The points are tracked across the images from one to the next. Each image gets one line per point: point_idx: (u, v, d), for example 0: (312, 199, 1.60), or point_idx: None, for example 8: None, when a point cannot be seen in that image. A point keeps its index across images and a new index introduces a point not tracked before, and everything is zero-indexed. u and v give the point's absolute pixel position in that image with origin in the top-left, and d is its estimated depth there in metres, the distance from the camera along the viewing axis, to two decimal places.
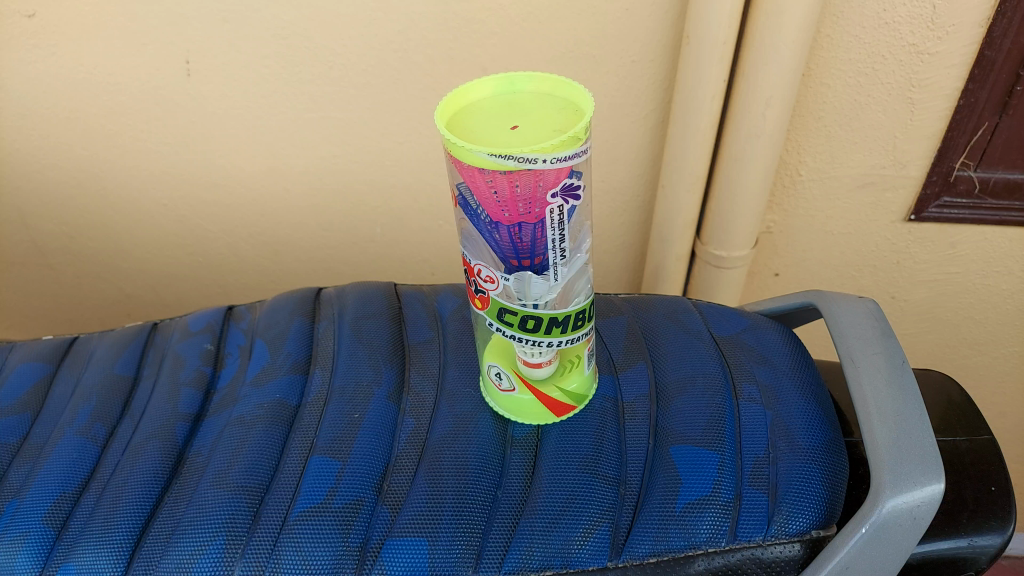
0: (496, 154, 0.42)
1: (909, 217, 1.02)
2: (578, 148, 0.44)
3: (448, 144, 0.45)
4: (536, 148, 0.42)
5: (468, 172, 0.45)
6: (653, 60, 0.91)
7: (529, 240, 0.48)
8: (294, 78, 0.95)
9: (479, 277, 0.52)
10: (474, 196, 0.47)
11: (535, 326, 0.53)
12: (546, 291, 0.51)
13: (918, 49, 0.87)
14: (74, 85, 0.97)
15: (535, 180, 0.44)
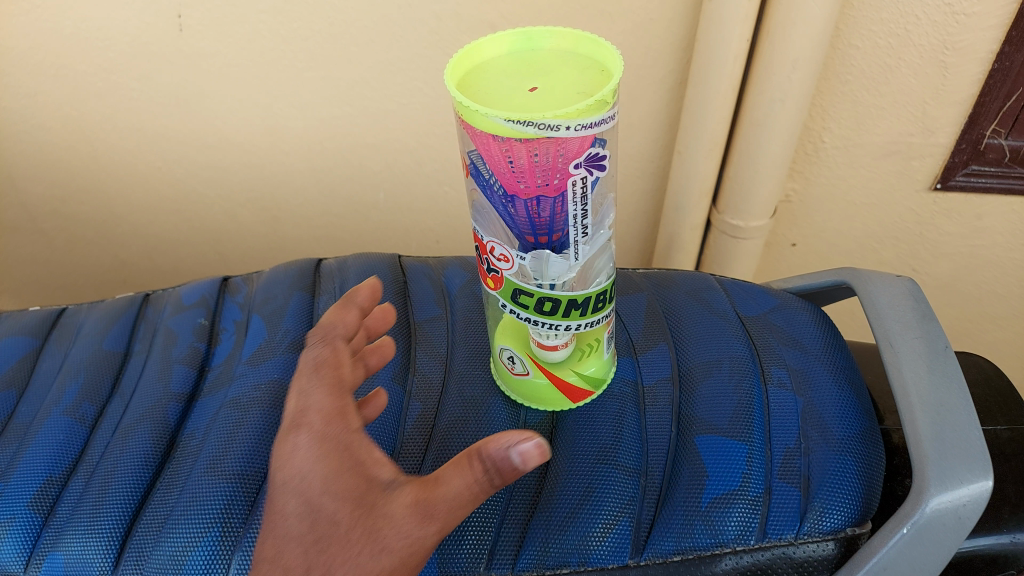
0: (514, 120, 0.39)
1: (935, 186, 0.97)
2: (604, 114, 0.40)
3: (459, 108, 0.41)
4: (559, 113, 0.39)
5: (482, 140, 0.41)
6: (672, 18, 0.86)
7: (547, 215, 0.45)
8: (292, 35, 0.90)
9: (492, 255, 0.48)
10: (488, 166, 0.43)
11: (553, 308, 0.49)
12: (565, 271, 0.48)
13: (954, 9, 0.82)
14: (61, 40, 0.92)
15: (556, 148, 0.41)
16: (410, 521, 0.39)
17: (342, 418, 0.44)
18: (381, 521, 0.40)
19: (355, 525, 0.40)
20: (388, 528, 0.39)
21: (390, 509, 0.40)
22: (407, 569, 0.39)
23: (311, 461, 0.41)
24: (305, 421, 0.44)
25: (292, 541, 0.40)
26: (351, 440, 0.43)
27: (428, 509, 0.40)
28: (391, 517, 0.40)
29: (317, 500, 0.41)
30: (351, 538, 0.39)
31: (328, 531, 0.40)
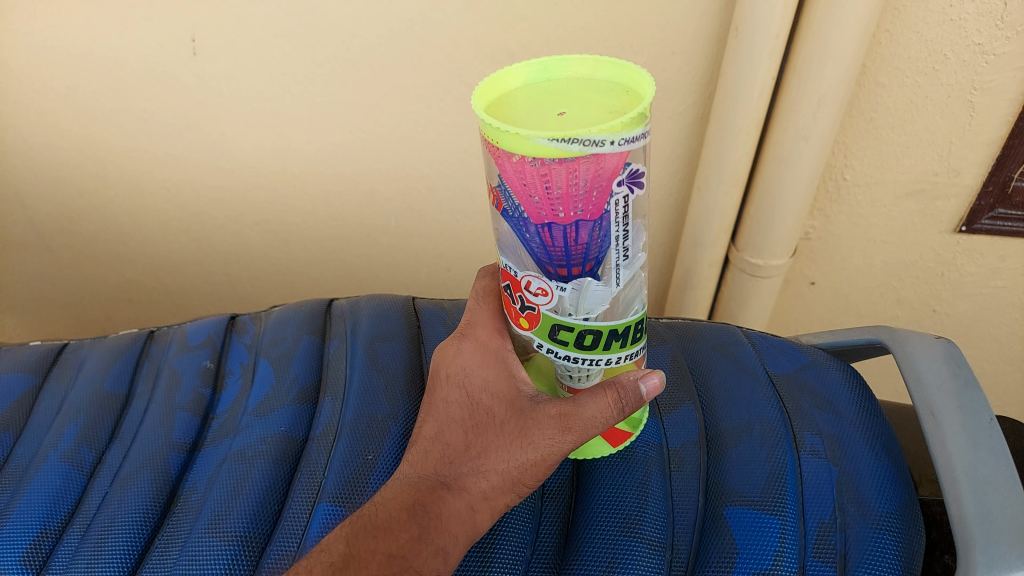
0: (559, 138, 0.37)
1: (959, 228, 0.95)
2: (643, 128, 0.39)
3: (489, 132, 0.39)
4: (603, 127, 0.37)
5: (514, 168, 0.39)
6: (694, 52, 0.84)
7: (586, 241, 0.42)
8: (307, 59, 0.89)
9: (528, 292, 0.47)
10: (519, 196, 0.41)
11: (594, 340, 0.48)
12: (606, 300, 0.46)
13: (983, 48, 0.80)
14: (72, 60, 0.91)
15: (596, 169, 0.39)
16: (552, 426, 0.50)
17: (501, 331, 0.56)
18: (529, 421, 0.50)
19: (506, 419, 0.51)
20: (533, 428, 0.50)
21: (536, 414, 0.50)
22: (546, 461, 0.50)
23: (476, 362, 0.54)
24: (473, 332, 0.56)
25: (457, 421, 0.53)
26: (507, 353, 0.54)
27: (567, 422, 0.49)
28: (538, 423, 0.50)
29: (478, 395, 0.53)
30: (502, 429, 0.51)
31: (484, 419, 0.52)
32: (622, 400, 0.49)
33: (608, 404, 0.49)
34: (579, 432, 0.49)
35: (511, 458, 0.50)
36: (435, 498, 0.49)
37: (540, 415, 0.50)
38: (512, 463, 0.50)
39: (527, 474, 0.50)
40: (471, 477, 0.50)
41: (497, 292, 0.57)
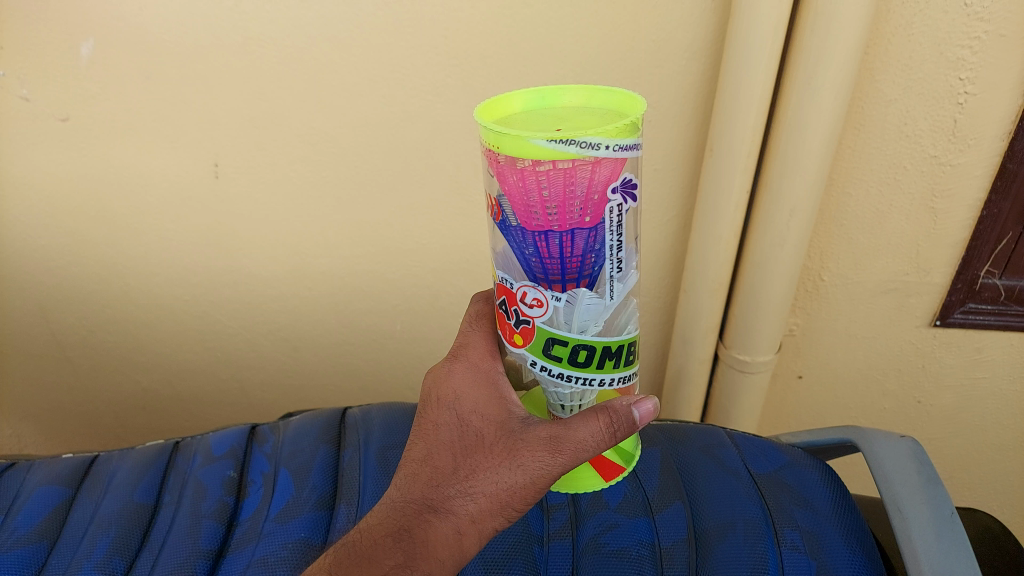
0: (558, 140, 0.45)
1: (934, 322, 1.01)
2: (632, 139, 0.48)
3: (496, 142, 0.48)
4: (598, 132, 0.46)
5: (520, 173, 0.48)
6: (675, 168, 0.92)
7: (580, 249, 0.51)
8: (320, 181, 0.96)
9: (526, 305, 0.55)
10: (522, 204, 0.49)
11: (588, 356, 0.56)
12: (600, 315, 0.55)
13: (940, 161, 0.88)
14: (105, 185, 0.99)
15: (592, 174, 0.47)
16: (543, 449, 0.56)
17: (495, 359, 0.62)
18: (519, 444, 0.56)
19: (497, 442, 0.57)
20: (523, 451, 0.56)
21: (527, 437, 0.56)
22: (533, 482, 0.56)
23: (467, 385, 0.61)
24: (465, 355, 0.63)
25: (448, 444, 0.58)
26: (497, 375, 0.61)
27: (558, 443, 0.55)
28: (527, 445, 0.56)
29: (470, 420, 0.59)
30: (492, 452, 0.57)
31: (475, 442, 0.58)
32: (614, 424, 0.55)
33: (600, 427, 0.55)
34: (571, 455, 0.55)
35: (498, 479, 0.56)
36: (423, 521, 0.55)
37: (531, 438, 0.56)
38: (499, 484, 0.56)
39: (513, 495, 0.56)
40: (458, 499, 0.56)
41: (486, 319, 0.66)
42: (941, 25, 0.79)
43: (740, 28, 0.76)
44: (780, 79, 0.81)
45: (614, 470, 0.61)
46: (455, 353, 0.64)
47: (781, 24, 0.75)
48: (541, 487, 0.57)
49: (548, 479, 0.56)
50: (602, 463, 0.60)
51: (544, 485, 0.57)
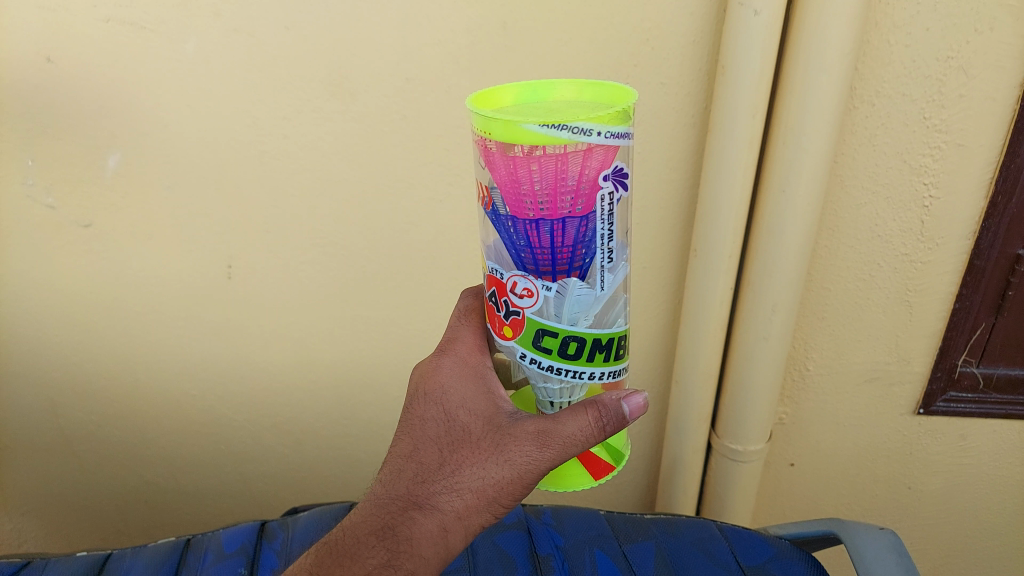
0: (550, 125, 0.49)
1: (918, 409, 1.05)
2: (621, 127, 0.51)
3: (490, 130, 0.51)
4: (589, 119, 0.49)
5: (514, 159, 0.51)
6: (663, 266, 0.97)
7: (572, 237, 0.54)
8: (328, 280, 1.02)
9: (516, 295, 0.57)
10: (513, 192, 0.53)
11: (578, 349, 0.58)
12: (591, 307, 0.57)
13: (911, 258, 0.93)
14: (121, 285, 1.04)
15: (585, 160, 0.51)
16: (530, 443, 0.59)
17: (483, 355, 0.66)
18: (507, 439, 0.60)
19: (485, 437, 0.60)
20: (509, 446, 0.59)
21: (515, 432, 0.60)
22: (519, 476, 0.59)
23: (455, 380, 0.64)
24: (454, 350, 0.67)
25: (435, 440, 0.61)
26: (485, 370, 0.65)
27: (546, 438, 0.58)
28: (515, 440, 0.59)
29: (458, 416, 0.62)
30: (479, 448, 0.60)
31: (462, 437, 0.61)
32: (603, 418, 0.58)
33: (589, 421, 0.58)
34: (559, 449, 0.58)
35: (484, 475, 0.59)
36: (407, 519, 0.58)
37: (519, 434, 0.59)
38: (485, 479, 0.59)
39: (499, 490, 0.59)
40: (445, 495, 0.59)
41: (474, 317, 0.70)
42: (903, 136, 0.86)
43: (717, 142, 0.83)
44: (756, 186, 0.88)
45: (603, 469, 0.65)
46: (443, 348, 0.67)
47: (755, 139, 0.82)
48: (526, 482, 0.59)
49: (534, 474, 0.59)
50: (591, 459, 0.65)
51: (529, 480, 0.59)
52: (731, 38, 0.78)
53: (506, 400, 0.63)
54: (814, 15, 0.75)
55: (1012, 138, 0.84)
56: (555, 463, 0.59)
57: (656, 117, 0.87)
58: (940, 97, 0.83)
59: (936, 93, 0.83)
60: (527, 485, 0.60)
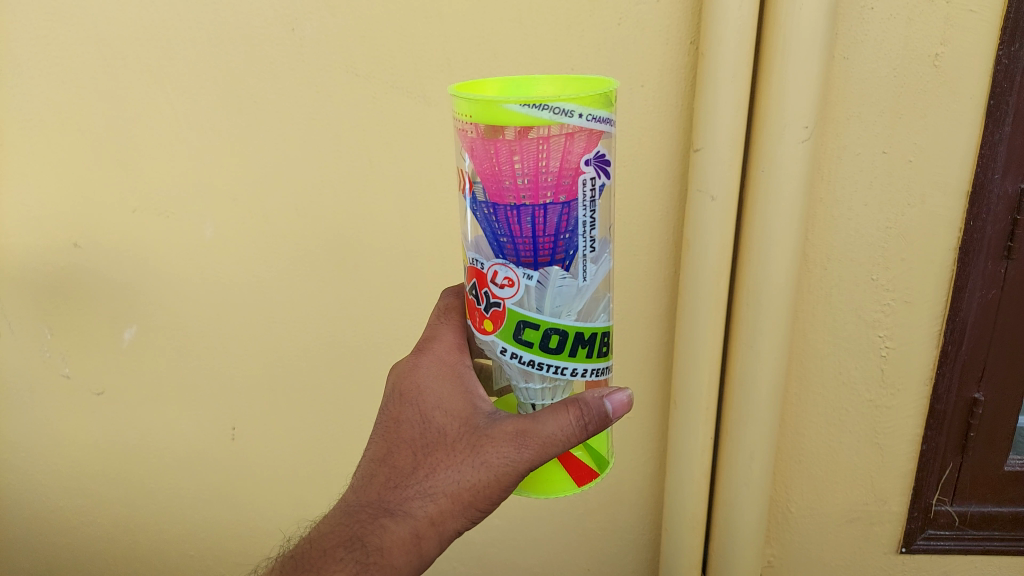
0: (531, 104, 0.52)
1: (900, 548, 1.08)
2: (603, 110, 0.54)
3: (473, 113, 0.54)
4: (569, 100, 0.53)
5: (495, 142, 0.54)
6: (646, 416, 1.03)
7: (554, 222, 0.56)
8: (327, 438, 1.06)
9: (498, 286, 0.59)
10: (495, 176, 0.55)
11: (560, 342, 0.59)
12: (572, 299, 0.59)
13: (876, 403, 0.99)
14: (127, 448, 1.09)
15: (567, 144, 0.54)
16: (507, 444, 0.60)
17: (462, 353, 0.67)
18: (483, 441, 0.60)
19: (461, 439, 0.61)
20: (485, 447, 0.60)
21: (492, 433, 0.60)
22: (495, 478, 0.60)
23: (432, 379, 0.65)
24: (432, 349, 0.67)
25: (411, 443, 0.63)
26: (462, 370, 0.65)
27: (523, 438, 0.59)
28: (491, 441, 0.60)
29: (434, 418, 0.63)
30: (454, 449, 0.61)
31: (438, 440, 0.62)
32: (585, 417, 0.59)
33: (570, 420, 0.59)
34: (537, 448, 0.59)
35: (458, 478, 0.60)
36: (378, 526, 0.59)
37: (496, 435, 0.60)
38: (459, 482, 0.60)
39: (474, 492, 0.60)
40: (418, 500, 0.60)
41: (454, 315, 0.70)
42: (856, 294, 0.94)
43: (688, 307, 0.91)
44: (727, 343, 0.95)
45: (587, 476, 0.66)
46: (423, 347, 0.68)
47: (721, 303, 0.90)
48: (503, 483, 0.60)
49: (510, 474, 0.60)
50: (575, 466, 0.65)
51: (505, 481, 0.60)
52: (693, 222, 0.87)
53: (484, 399, 0.63)
54: (764, 199, 0.85)
55: (953, 295, 0.92)
56: (532, 463, 0.59)
57: (632, 282, 0.95)
58: (885, 260, 0.91)
59: (880, 258, 0.91)
60: (504, 486, 0.60)
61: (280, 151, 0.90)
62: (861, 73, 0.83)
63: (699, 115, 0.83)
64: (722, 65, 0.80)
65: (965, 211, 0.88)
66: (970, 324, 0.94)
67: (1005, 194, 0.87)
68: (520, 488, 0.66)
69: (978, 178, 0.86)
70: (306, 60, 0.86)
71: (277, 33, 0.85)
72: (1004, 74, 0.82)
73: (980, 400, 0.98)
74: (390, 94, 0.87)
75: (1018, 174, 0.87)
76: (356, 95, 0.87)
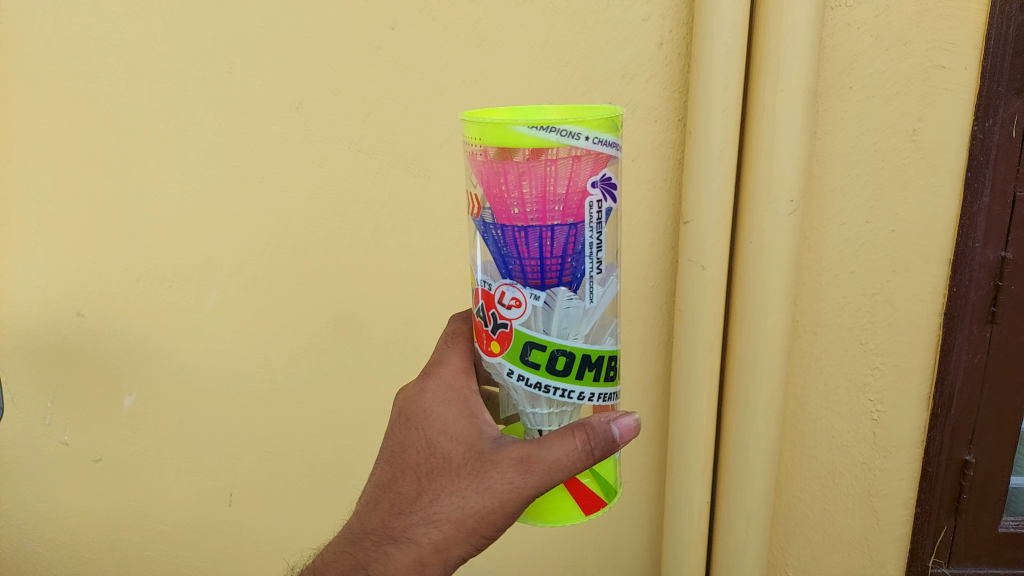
0: (539, 127, 0.52)
1: None
2: (610, 133, 0.55)
3: (482, 136, 0.54)
4: (576, 123, 0.53)
5: (503, 163, 0.54)
6: (642, 479, 1.04)
7: (562, 244, 0.56)
8: (324, 504, 1.06)
9: (505, 307, 0.58)
10: (503, 198, 0.56)
11: (567, 364, 0.59)
12: (579, 321, 0.58)
13: (869, 465, 0.99)
14: (123, 515, 1.08)
15: (574, 167, 0.54)
16: (511, 470, 0.59)
17: (469, 377, 0.65)
18: (487, 466, 0.59)
19: (465, 465, 0.60)
20: (490, 474, 0.59)
21: (496, 459, 0.59)
22: (500, 505, 0.59)
23: (437, 403, 0.63)
24: (439, 370, 0.66)
25: (415, 468, 0.62)
26: (469, 394, 0.63)
27: (528, 464, 0.58)
28: (496, 467, 0.59)
29: (438, 442, 0.62)
30: (458, 476, 0.60)
31: (442, 465, 0.61)
32: (590, 442, 0.58)
33: (575, 446, 0.58)
34: (542, 475, 0.58)
35: (462, 504, 0.60)
36: (382, 554, 0.59)
37: (500, 460, 0.59)
38: (463, 509, 0.59)
39: (479, 519, 0.59)
40: (422, 527, 0.60)
41: (463, 335, 0.68)
42: (845, 359, 0.95)
43: (682, 372, 0.93)
44: (721, 408, 0.97)
45: (595, 504, 0.64)
46: (429, 369, 0.66)
47: (714, 369, 0.92)
48: (507, 509, 0.59)
49: (515, 501, 0.59)
50: (583, 492, 0.63)
51: (510, 508, 0.59)
52: (685, 291, 0.90)
53: (490, 423, 0.62)
54: (754, 269, 0.87)
55: (940, 359, 0.94)
56: (537, 489, 0.58)
57: (627, 348, 0.97)
58: (872, 325, 0.93)
59: (868, 323, 0.93)
60: (508, 513, 0.59)
61: (282, 224, 0.93)
62: (843, 149, 0.87)
63: (688, 189, 0.87)
64: (710, 142, 0.84)
65: (948, 277, 0.90)
66: (958, 387, 0.95)
67: (986, 261, 0.90)
68: (526, 517, 0.63)
69: (959, 245, 0.89)
70: (311, 137, 0.89)
71: (283, 112, 0.88)
72: (979, 147, 0.85)
73: (971, 462, 0.99)
74: (391, 169, 0.90)
75: (997, 242, 0.89)
76: (359, 170, 0.90)
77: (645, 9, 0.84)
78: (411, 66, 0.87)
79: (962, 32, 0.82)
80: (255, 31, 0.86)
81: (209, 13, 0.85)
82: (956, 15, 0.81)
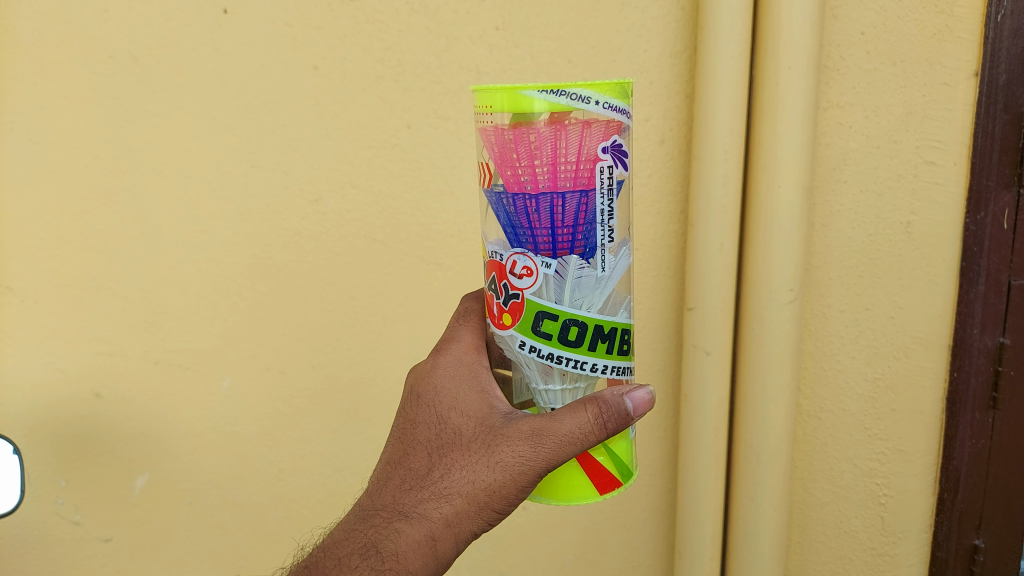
0: (551, 91, 0.55)
1: None
2: (620, 98, 0.57)
3: (495, 107, 0.57)
4: (586, 88, 0.56)
5: (514, 131, 0.57)
6: (651, 562, 1.04)
7: (574, 211, 0.58)
8: None
9: (518, 276, 0.60)
10: (514, 168, 0.58)
11: (579, 335, 0.61)
12: (591, 291, 0.61)
13: (879, 550, 0.99)
14: None
15: (585, 132, 0.57)
16: (523, 444, 0.60)
17: (480, 353, 0.66)
18: (499, 441, 0.61)
19: (476, 439, 0.62)
20: (500, 448, 0.60)
21: (508, 433, 0.61)
22: (511, 478, 0.60)
23: (448, 380, 0.65)
24: (448, 347, 0.67)
25: (426, 444, 0.62)
26: (480, 371, 0.65)
27: (539, 438, 0.60)
28: (507, 442, 0.60)
29: (449, 419, 0.63)
30: (470, 450, 0.61)
31: (454, 440, 0.62)
32: (603, 415, 0.60)
33: (587, 419, 0.60)
34: (553, 448, 0.59)
35: (474, 479, 0.61)
36: (393, 530, 0.59)
37: (511, 435, 0.60)
38: (475, 484, 0.60)
39: (490, 493, 0.60)
40: (433, 502, 0.60)
41: (471, 313, 0.70)
42: (850, 444, 0.96)
43: (689, 456, 0.95)
44: (727, 491, 0.97)
45: (609, 484, 0.64)
46: (440, 346, 0.68)
47: (719, 452, 0.94)
48: (519, 482, 0.60)
49: (526, 474, 0.60)
50: (596, 471, 0.64)
51: (522, 482, 0.60)
52: (689, 375, 0.92)
53: (501, 399, 0.64)
54: (756, 356, 0.89)
55: (944, 444, 0.95)
56: (549, 463, 0.60)
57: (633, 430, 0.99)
58: (876, 410, 0.94)
59: (871, 408, 0.94)
60: (520, 486, 0.60)
61: (299, 311, 0.97)
62: (839, 240, 0.90)
63: (691, 278, 0.90)
64: (711, 235, 0.87)
65: (948, 363, 0.92)
66: (964, 472, 0.95)
67: (984, 347, 0.91)
68: (540, 496, 0.64)
69: (958, 332, 0.91)
70: (329, 231, 0.94)
71: (303, 206, 0.93)
72: (972, 238, 0.88)
73: (980, 547, 0.97)
74: (404, 259, 0.96)
75: (995, 329, 0.91)
76: (374, 258, 0.95)
77: (645, 111, 0.89)
78: (423, 163, 0.92)
79: (948, 132, 0.86)
80: (278, 130, 0.91)
81: (235, 115, 0.90)
82: (942, 116, 0.85)
